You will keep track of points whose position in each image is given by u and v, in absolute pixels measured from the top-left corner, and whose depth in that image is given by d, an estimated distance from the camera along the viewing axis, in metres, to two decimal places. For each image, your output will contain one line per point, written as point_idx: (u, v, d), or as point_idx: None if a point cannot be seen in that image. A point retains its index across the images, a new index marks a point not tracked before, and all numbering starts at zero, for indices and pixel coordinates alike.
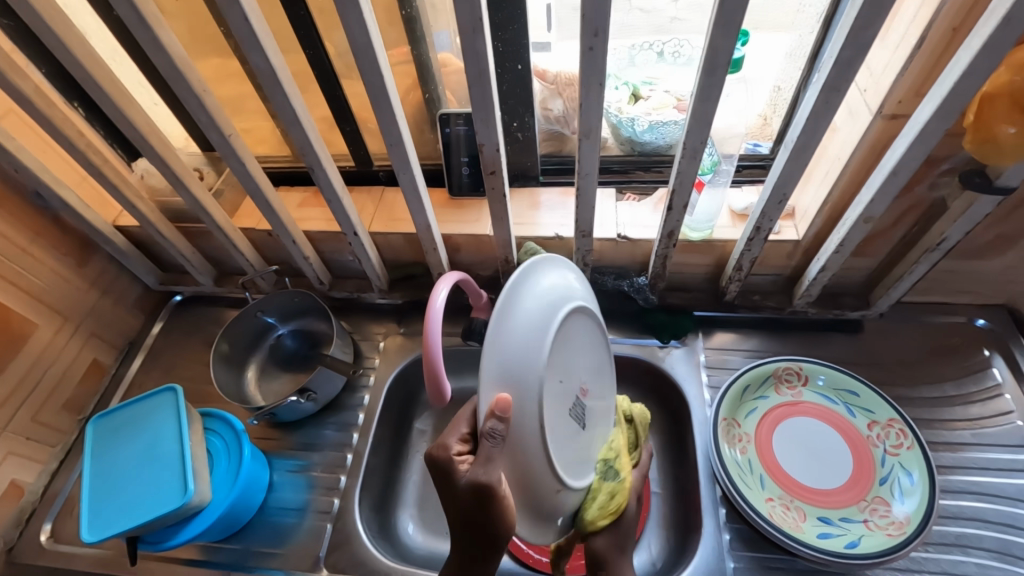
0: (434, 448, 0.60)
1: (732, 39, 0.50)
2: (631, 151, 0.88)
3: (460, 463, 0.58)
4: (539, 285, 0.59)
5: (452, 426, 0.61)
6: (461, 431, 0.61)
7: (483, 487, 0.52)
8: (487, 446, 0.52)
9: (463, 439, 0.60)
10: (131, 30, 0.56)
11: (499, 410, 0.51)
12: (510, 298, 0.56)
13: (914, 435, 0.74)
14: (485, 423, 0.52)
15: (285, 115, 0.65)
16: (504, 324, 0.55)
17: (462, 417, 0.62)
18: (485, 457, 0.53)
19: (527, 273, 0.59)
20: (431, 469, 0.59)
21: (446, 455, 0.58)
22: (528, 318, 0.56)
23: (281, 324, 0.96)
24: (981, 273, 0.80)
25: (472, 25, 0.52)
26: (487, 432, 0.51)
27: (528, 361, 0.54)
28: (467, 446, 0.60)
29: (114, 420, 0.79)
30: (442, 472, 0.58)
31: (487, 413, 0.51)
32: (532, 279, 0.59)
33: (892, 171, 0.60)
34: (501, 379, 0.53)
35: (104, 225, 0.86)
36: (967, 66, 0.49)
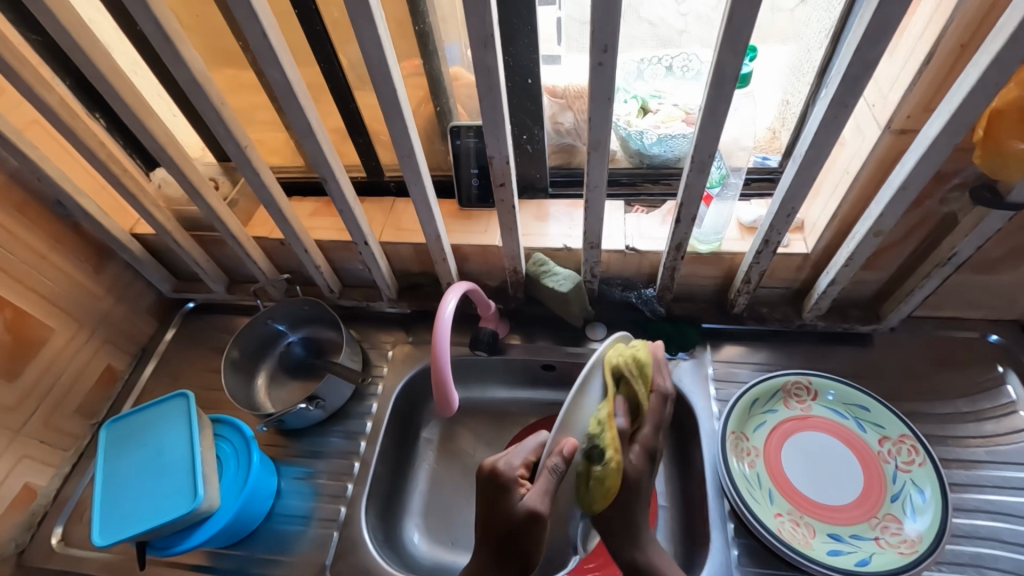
0: (498, 464, 0.61)
1: (739, 54, 0.51)
2: (640, 164, 0.89)
3: (520, 486, 0.60)
4: (626, 367, 0.63)
5: (518, 449, 0.63)
6: (526, 455, 0.62)
7: (535, 514, 0.56)
8: (546, 480, 0.57)
9: (526, 464, 0.62)
10: (152, 45, 0.58)
11: (567, 451, 0.56)
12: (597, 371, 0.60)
13: (925, 451, 0.73)
14: (552, 458, 0.57)
15: (300, 127, 0.66)
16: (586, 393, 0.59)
17: (530, 444, 0.63)
18: (544, 488, 0.57)
19: (617, 350, 0.63)
20: (486, 482, 0.61)
21: (508, 475, 0.60)
22: (606, 396, 0.60)
23: (291, 332, 0.97)
24: (993, 288, 0.79)
25: (483, 41, 0.53)
26: (550, 467, 0.56)
27: (597, 432, 0.58)
28: (527, 473, 0.62)
29: (126, 425, 0.80)
30: (500, 489, 0.60)
31: (557, 450, 0.56)
32: (621, 359, 0.62)
33: (901, 186, 0.60)
34: (573, 433, 0.58)
35: (121, 232, 0.88)
36: (975, 83, 0.49)
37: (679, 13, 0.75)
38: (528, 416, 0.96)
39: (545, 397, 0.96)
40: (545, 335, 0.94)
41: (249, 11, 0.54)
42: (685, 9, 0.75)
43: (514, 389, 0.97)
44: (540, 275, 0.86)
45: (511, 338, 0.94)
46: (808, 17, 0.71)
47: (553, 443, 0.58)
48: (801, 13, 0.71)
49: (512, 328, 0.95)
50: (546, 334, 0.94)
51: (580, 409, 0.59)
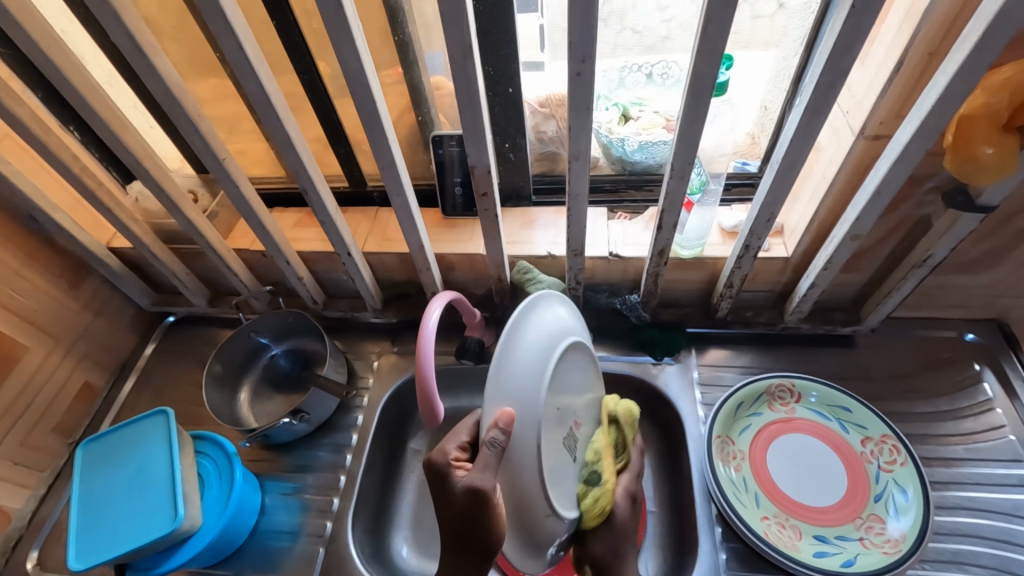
0: (434, 454, 0.61)
1: (715, 64, 0.51)
2: (622, 170, 0.90)
3: (457, 468, 0.60)
4: (541, 318, 0.61)
5: (453, 433, 0.63)
6: (461, 439, 0.63)
7: (480, 490, 0.54)
8: (487, 454, 0.54)
9: (461, 446, 0.62)
10: (126, 58, 0.57)
11: (503, 421, 0.53)
12: (515, 331, 0.57)
13: (907, 451, 0.74)
14: (487, 433, 0.54)
15: (279, 139, 0.66)
16: (509, 356, 0.56)
17: (464, 426, 0.64)
18: (485, 463, 0.54)
19: (533, 307, 0.60)
20: (428, 474, 0.61)
21: (444, 460, 0.60)
22: (530, 355, 0.57)
23: (275, 344, 0.96)
24: (968, 288, 0.81)
25: (462, 52, 0.53)
26: (489, 440, 0.53)
27: (531, 391, 0.55)
28: (464, 454, 0.62)
29: (103, 444, 0.78)
30: (439, 475, 0.60)
31: (492, 423, 0.53)
32: (535, 313, 0.60)
33: (876, 191, 0.61)
34: (504, 397, 0.55)
35: (98, 246, 0.86)
36: (943, 90, 0.50)
37: (663, 19, 0.75)
38: None
39: None
40: None
41: (225, 24, 0.53)
42: (667, 16, 0.75)
43: None
44: (524, 283, 0.86)
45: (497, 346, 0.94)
46: (787, 26, 0.72)
47: (488, 418, 0.55)
48: (780, 20, 0.72)
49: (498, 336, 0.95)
50: None
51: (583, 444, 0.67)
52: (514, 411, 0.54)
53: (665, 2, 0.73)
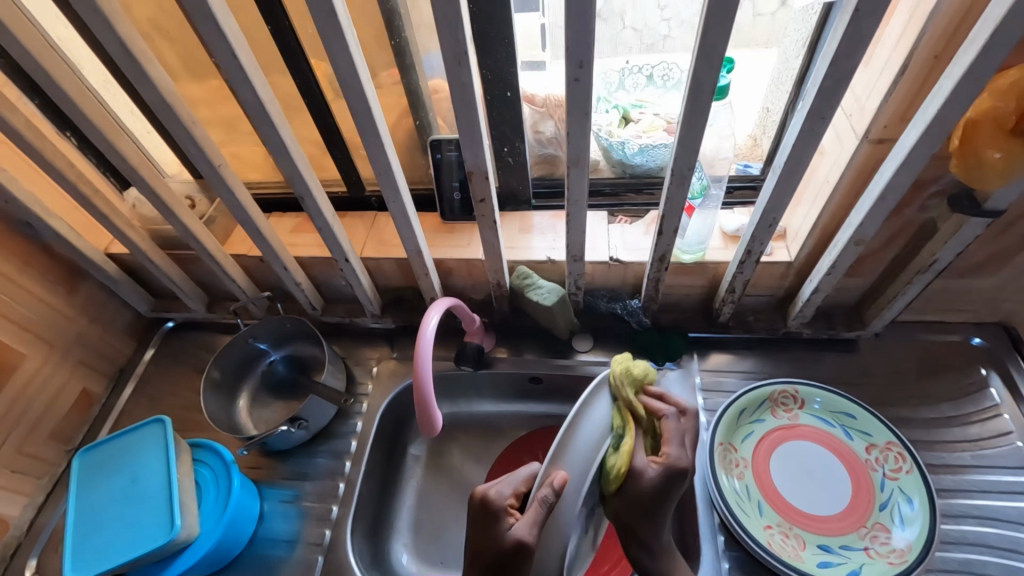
0: (489, 493, 0.60)
1: (715, 66, 0.50)
2: (622, 173, 0.89)
3: (509, 515, 0.59)
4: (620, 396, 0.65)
5: (509, 479, 0.62)
6: (517, 486, 0.61)
7: (524, 546, 0.56)
8: (535, 511, 0.57)
9: (516, 494, 0.61)
10: (118, 65, 0.57)
11: (557, 482, 0.57)
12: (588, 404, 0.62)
13: (912, 458, 0.73)
14: (542, 489, 0.58)
15: (274, 145, 0.65)
16: (578, 425, 0.61)
17: (521, 475, 0.63)
18: (533, 519, 0.57)
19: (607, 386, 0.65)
20: (478, 509, 0.60)
21: (498, 503, 0.59)
22: (600, 423, 0.61)
23: (274, 350, 0.95)
24: (974, 293, 0.79)
25: (457, 57, 0.52)
26: (540, 497, 0.57)
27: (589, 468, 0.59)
28: (517, 503, 0.61)
29: (100, 454, 0.77)
30: (490, 518, 0.59)
31: (547, 481, 0.57)
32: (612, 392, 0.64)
33: (879, 195, 0.60)
34: (564, 461, 0.59)
35: (95, 253, 0.86)
36: (948, 93, 0.49)
37: (663, 17, 0.75)
38: (517, 430, 0.94)
39: (533, 409, 0.95)
40: (532, 348, 0.93)
41: (216, 30, 0.53)
42: (667, 14, 0.74)
43: (502, 402, 0.96)
44: (523, 289, 0.85)
45: (497, 351, 0.93)
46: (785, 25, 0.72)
47: (543, 474, 0.59)
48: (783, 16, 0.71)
49: (498, 341, 0.94)
50: (533, 347, 0.93)
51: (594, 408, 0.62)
52: (569, 474, 0.58)
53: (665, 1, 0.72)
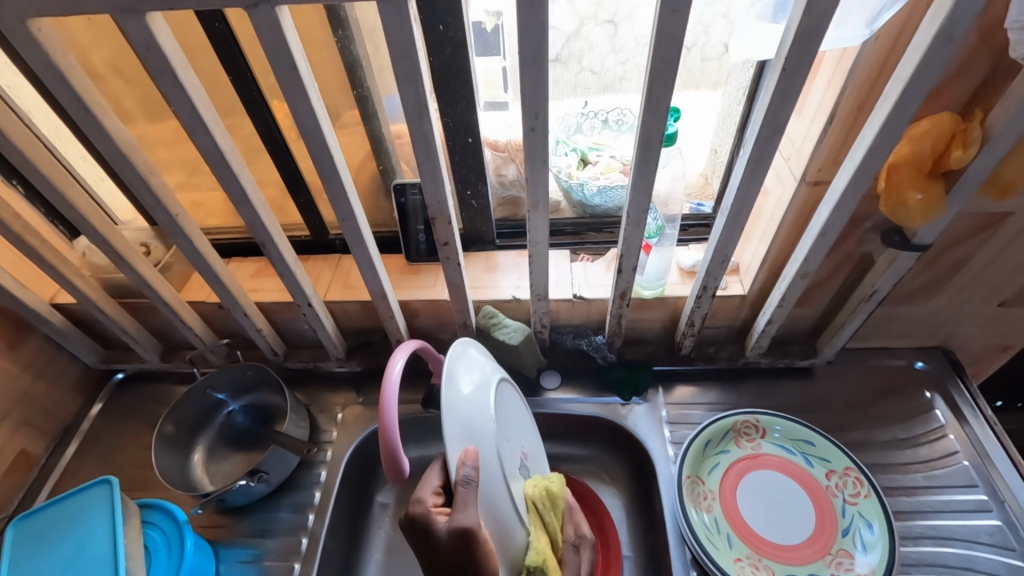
0: (411, 507, 0.57)
1: (661, 117, 0.53)
2: (583, 214, 0.92)
3: (437, 514, 0.57)
4: (467, 364, 0.64)
5: (425, 480, 0.59)
6: (434, 484, 0.59)
7: (470, 532, 0.53)
8: (462, 494, 0.55)
9: (439, 489, 0.59)
10: (73, 117, 0.56)
11: (470, 457, 0.55)
12: (452, 371, 0.62)
13: (870, 483, 0.75)
14: (460, 471, 0.55)
15: (235, 194, 0.65)
16: (455, 400, 0.59)
17: (434, 470, 0.61)
18: (466, 502, 0.54)
19: (463, 350, 0.65)
20: (410, 527, 0.57)
21: (422, 508, 0.57)
22: (470, 390, 0.61)
23: (232, 400, 0.92)
24: (912, 320, 0.85)
25: (418, 109, 0.54)
26: (462, 478, 0.54)
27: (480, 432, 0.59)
28: (441, 498, 0.59)
29: (39, 521, 0.72)
30: (421, 527, 0.56)
31: (460, 461, 0.55)
32: (458, 362, 0.63)
33: (820, 233, 0.64)
34: (460, 437, 0.58)
35: (41, 304, 0.82)
36: (872, 142, 0.54)
37: (618, 60, 0.78)
38: None
39: None
40: None
41: (176, 84, 0.53)
42: (622, 58, 0.77)
43: None
44: (490, 328, 0.85)
45: None
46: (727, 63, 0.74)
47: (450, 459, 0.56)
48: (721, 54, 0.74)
49: None
50: None
51: (457, 371, 0.62)
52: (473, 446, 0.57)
53: (619, 45, 0.75)
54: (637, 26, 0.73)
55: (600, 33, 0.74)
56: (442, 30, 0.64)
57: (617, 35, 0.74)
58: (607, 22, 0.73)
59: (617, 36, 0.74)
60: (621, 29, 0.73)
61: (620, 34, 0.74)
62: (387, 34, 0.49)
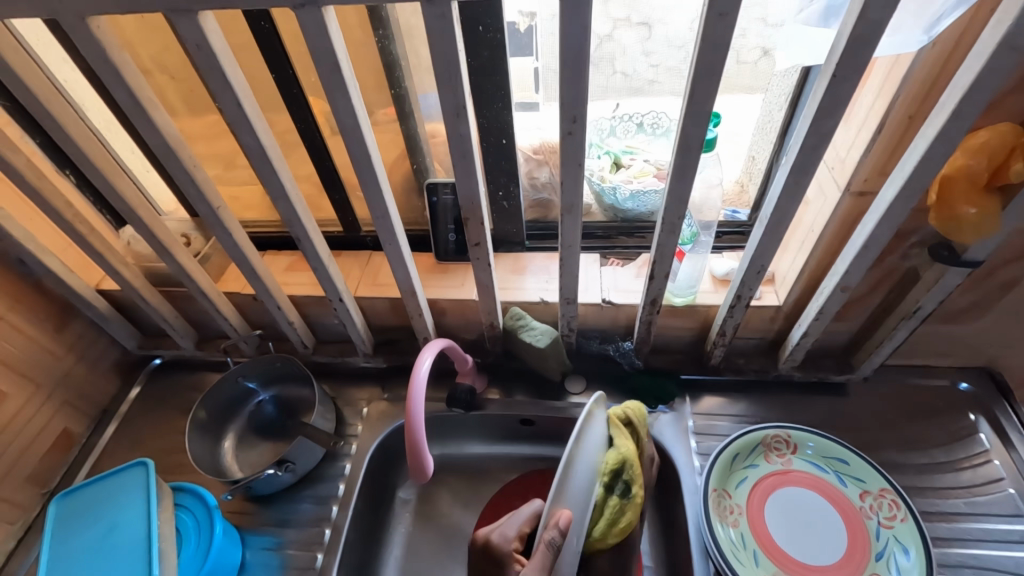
0: (492, 537, 0.65)
1: (702, 123, 0.52)
2: (614, 218, 0.91)
3: (515, 561, 0.62)
4: (595, 434, 0.67)
5: (512, 520, 0.66)
6: (519, 527, 0.66)
7: None
8: (543, 554, 0.59)
9: (520, 536, 0.65)
10: (125, 111, 0.58)
11: (562, 522, 0.59)
12: (581, 432, 0.65)
13: (906, 507, 0.72)
14: (548, 532, 0.59)
15: (273, 190, 0.66)
16: (573, 464, 0.63)
17: (525, 514, 0.67)
18: (541, 563, 0.58)
19: (595, 413, 0.67)
20: (483, 554, 0.64)
21: (503, 548, 0.63)
22: (591, 457, 0.65)
23: (263, 389, 0.94)
24: (957, 339, 0.81)
25: (456, 110, 0.54)
26: (548, 540, 0.59)
27: (584, 503, 0.63)
28: (521, 545, 0.65)
29: (78, 499, 0.75)
30: (497, 564, 0.63)
31: (553, 523, 0.59)
32: (589, 431, 0.66)
33: (863, 246, 0.62)
34: (565, 498, 0.62)
35: (87, 289, 0.85)
36: (924, 153, 0.52)
37: (649, 64, 0.76)
38: (508, 473, 0.93)
39: (525, 452, 0.94)
40: (524, 389, 0.92)
41: (223, 81, 0.54)
42: (654, 60, 0.75)
43: (494, 445, 0.94)
44: (516, 329, 0.86)
45: (490, 393, 0.92)
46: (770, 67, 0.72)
47: (547, 515, 0.61)
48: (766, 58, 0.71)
49: (490, 382, 0.93)
50: (523, 389, 0.92)
51: (587, 432, 0.65)
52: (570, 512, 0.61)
53: (652, 48, 0.74)
54: (671, 30, 0.71)
55: (631, 35, 0.72)
56: (481, 31, 0.64)
57: (650, 37, 0.72)
58: (640, 24, 0.71)
59: (651, 38, 0.72)
60: (655, 32, 0.71)
61: (653, 37, 0.72)
62: (428, 36, 0.49)
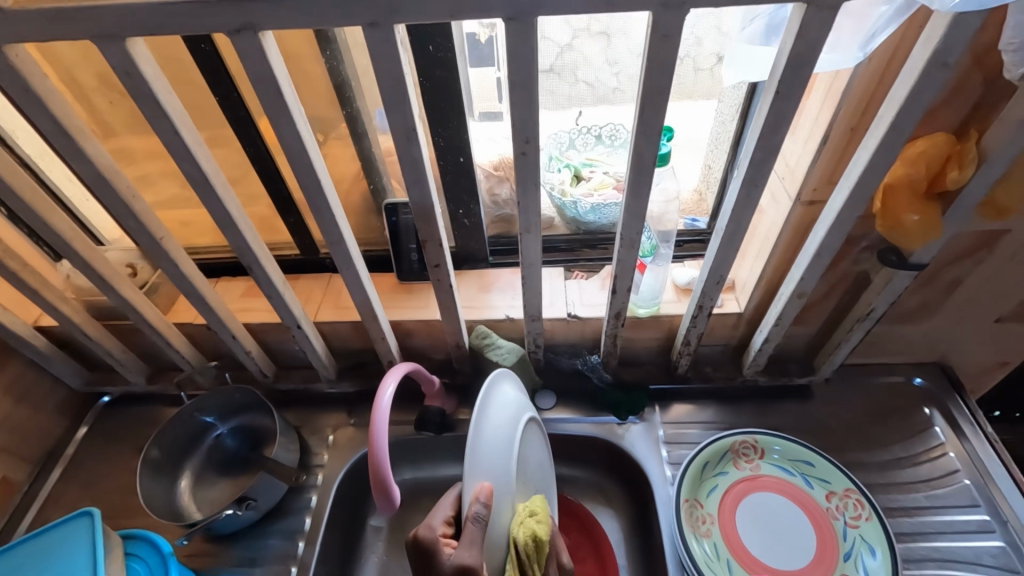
0: (420, 530, 0.59)
1: (654, 141, 0.53)
2: (576, 230, 0.91)
3: (445, 545, 0.58)
4: (504, 401, 0.64)
5: (439, 507, 0.62)
6: (446, 513, 0.61)
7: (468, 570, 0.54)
8: (471, 531, 0.55)
9: (448, 521, 0.61)
10: (52, 142, 0.55)
11: (483, 495, 0.57)
12: (483, 406, 0.62)
13: (871, 505, 0.74)
14: (472, 507, 0.56)
15: (220, 218, 0.63)
16: (479, 437, 0.60)
17: (449, 499, 0.63)
18: (472, 540, 0.55)
19: (496, 387, 0.64)
20: (414, 551, 0.59)
21: (432, 536, 0.58)
22: (499, 425, 0.61)
23: (220, 423, 0.90)
24: (909, 337, 0.84)
25: (407, 134, 0.53)
26: (472, 515, 0.55)
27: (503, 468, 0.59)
28: (450, 530, 0.61)
29: (17, 556, 0.70)
30: (428, 553, 0.57)
31: (474, 498, 0.56)
32: (495, 398, 0.63)
33: (816, 253, 0.63)
34: (481, 471, 0.59)
35: (23, 327, 0.80)
36: (867, 164, 0.53)
37: (613, 72, 0.74)
38: None
39: None
40: None
41: (158, 109, 0.52)
42: (617, 69, 0.74)
43: None
44: (483, 348, 0.84)
45: (459, 413, 0.91)
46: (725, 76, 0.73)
47: (467, 492, 0.58)
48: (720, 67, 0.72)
49: (459, 402, 0.92)
50: None
51: (489, 405, 0.62)
52: (492, 484, 0.58)
53: (613, 57, 0.72)
54: (633, 39, 0.69)
55: (594, 44, 0.71)
56: (431, 51, 0.63)
57: (610, 46, 0.71)
58: (600, 33, 0.69)
59: (611, 48, 0.71)
60: (615, 41, 0.70)
61: (614, 45, 0.71)
62: (373, 60, 0.48)
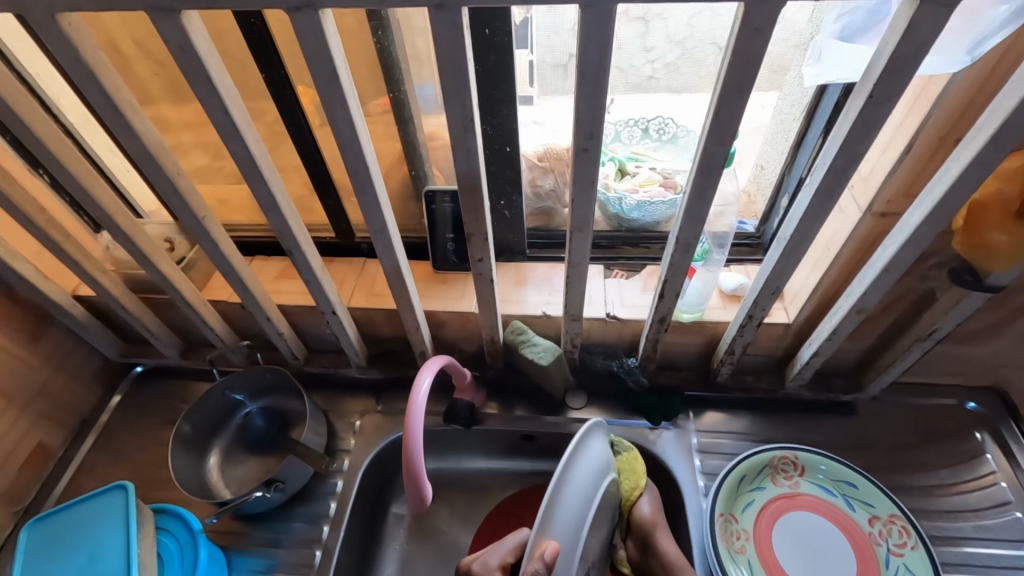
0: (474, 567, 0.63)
1: (725, 140, 0.49)
2: (619, 226, 0.87)
3: None
4: (594, 455, 0.61)
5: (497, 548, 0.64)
6: (503, 556, 0.64)
7: None
8: None
9: (504, 564, 0.63)
10: (101, 116, 0.54)
11: (549, 555, 0.53)
12: (567, 472, 0.58)
13: (917, 533, 0.71)
14: (533, 564, 0.53)
15: (263, 200, 0.62)
16: (572, 472, 0.58)
17: (508, 544, 0.65)
18: None
19: (587, 441, 0.61)
20: None
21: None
22: (580, 489, 0.58)
23: (251, 402, 0.90)
24: (968, 360, 0.79)
25: (463, 124, 0.50)
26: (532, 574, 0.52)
27: (573, 532, 0.56)
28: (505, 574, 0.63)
29: (52, 526, 0.70)
30: None
31: (538, 556, 0.53)
32: (586, 453, 0.60)
33: (884, 269, 0.59)
34: (552, 529, 0.55)
35: (64, 296, 0.80)
36: (956, 178, 0.49)
37: (648, 59, 0.71)
38: (506, 489, 0.90)
39: (524, 467, 0.91)
40: (523, 404, 0.89)
41: (209, 86, 0.50)
42: (653, 56, 0.71)
43: (491, 459, 0.91)
44: (518, 344, 0.82)
45: (487, 407, 0.89)
46: (796, 67, 0.67)
47: (532, 545, 0.54)
48: (793, 58, 0.66)
49: (488, 396, 0.90)
50: (523, 403, 0.90)
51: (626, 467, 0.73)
52: (557, 543, 0.54)
53: (651, 43, 0.69)
54: (670, 25, 0.66)
55: (629, 30, 0.67)
56: (488, 34, 0.60)
57: (648, 32, 0.67)
58: (636, 19, 0.65)
59: (648, 33, 0.67)
60: (652, 27, 0.66)
61: (650, 32, 0.67)
62: (436, 45, 0.45)
